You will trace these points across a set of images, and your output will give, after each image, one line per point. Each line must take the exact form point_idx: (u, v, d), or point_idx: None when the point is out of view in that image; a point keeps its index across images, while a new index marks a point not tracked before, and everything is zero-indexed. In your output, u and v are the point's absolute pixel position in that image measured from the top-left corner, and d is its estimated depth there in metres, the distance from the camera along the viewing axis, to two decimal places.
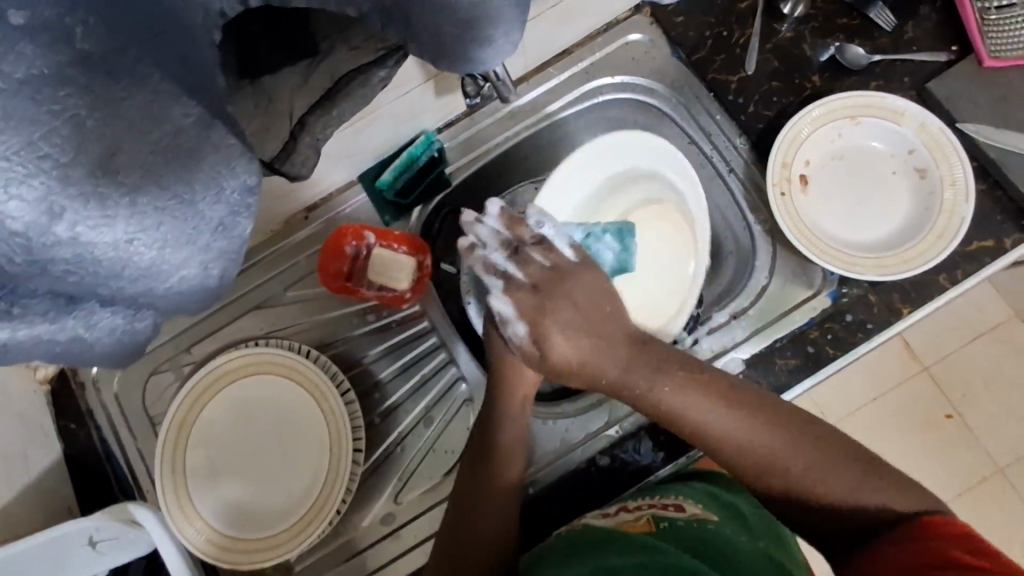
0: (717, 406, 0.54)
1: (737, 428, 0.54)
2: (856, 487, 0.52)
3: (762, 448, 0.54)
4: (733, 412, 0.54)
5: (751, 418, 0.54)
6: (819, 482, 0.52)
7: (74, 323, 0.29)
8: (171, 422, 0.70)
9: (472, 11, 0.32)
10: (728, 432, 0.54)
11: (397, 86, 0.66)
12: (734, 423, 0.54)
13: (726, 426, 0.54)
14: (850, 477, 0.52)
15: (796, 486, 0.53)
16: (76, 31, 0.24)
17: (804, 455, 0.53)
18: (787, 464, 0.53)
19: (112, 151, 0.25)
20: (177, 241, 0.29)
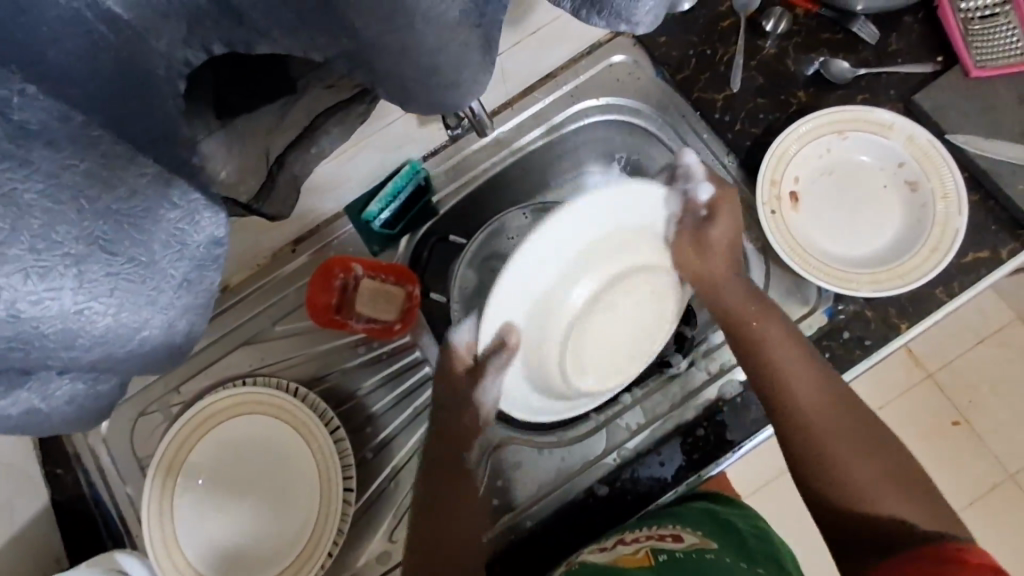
0: (807, 370, 0.65)
1: (813, 400, 0.64)
2: (898, 492, 0.59)
3: (834, 426, 0.63)
4: (818, 383, 0.65)
5: (832, 395, 0.64)
6: (870, 471, 0.60)
7: (27, 395, 0.27)
8: (159, 467, 0.69)
9: (435, 54, 0.32)
10: (808, 398, 0.64)
11: (377, 118, 0.65)
12: (818, 391, 0.64)
13: (808, 391, 0.64)
14: (893, 482, 0.59)
15: (849, 469, 0.60)
16: (12, 101, 0.23)
17: (866, 448, 0.61)
18: (848, 444, 0.61)
19: (50, 222, 0.24)
20: (134, 303, 0.28)
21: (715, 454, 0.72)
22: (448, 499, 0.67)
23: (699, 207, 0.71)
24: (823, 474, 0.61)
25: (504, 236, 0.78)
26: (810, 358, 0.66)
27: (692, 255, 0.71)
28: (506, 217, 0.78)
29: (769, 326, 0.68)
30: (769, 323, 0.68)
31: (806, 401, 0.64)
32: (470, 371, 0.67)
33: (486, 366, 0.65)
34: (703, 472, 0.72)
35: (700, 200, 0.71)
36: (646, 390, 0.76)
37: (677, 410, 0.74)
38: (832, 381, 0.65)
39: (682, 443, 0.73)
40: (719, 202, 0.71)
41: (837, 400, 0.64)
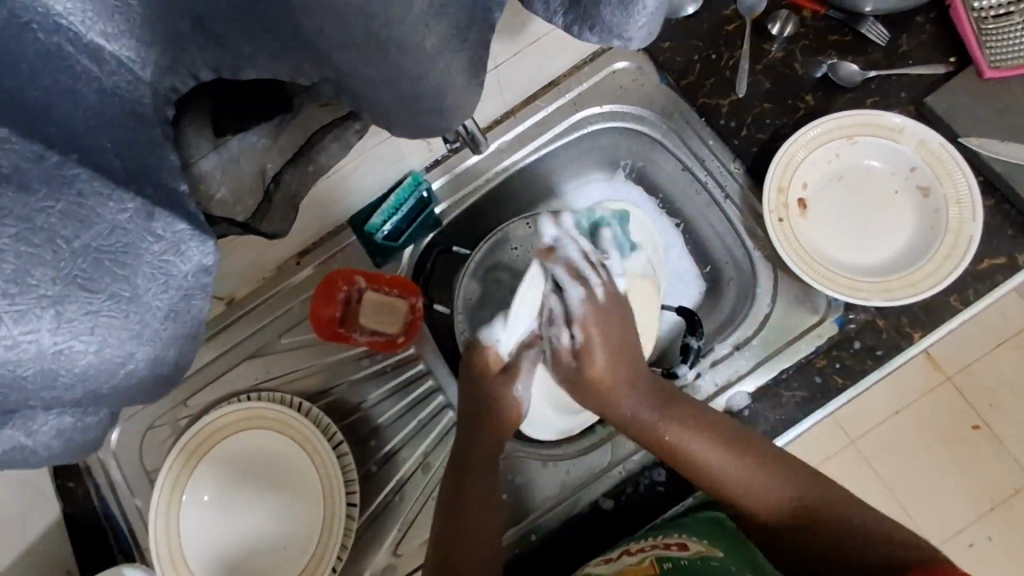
0: (727, 457, 0.63)
1: (746, 484, 0.63)
2: (854, 513, 0.60)
3: (773, 496, 0.62)
4: (739, 461, 0.63)
5: (758, 469, 0.63)
6: (823, 510, 0.61)
7: (13, 432, 0.28)
8: (164, 484, 0.69)
9: (420, 78, 0.31)
10: (739, 482, 0.63)
11: (376, 132, 0.64)
12: (744, 472, 0.63)
13: (737, 476, 0.63)
14: (843, 508, 0.61)
15: (805, 520, 0.61)
16: None
17: (806, 489, 0.62)
18: (795, 501, 0.62)
19: (24, 269, 0.24)
20: (119, 338, 0.27)
21: None
22: (467, 500, 0.66)
23: (575, 346, 0.69)
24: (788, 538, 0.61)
25: (508, 247, 0.80)
26: (723, 437, 0.64)
27: (585, 386, 0.69)
28: (509, 228, 0.79)
29: (680, 426, 0.65)
30: (679, 420, 0.65)
31: (738, 489, 0.63)
32: (503, 374, 0.69)
33: (519, 361, 0.69)
34: None
35: (568, 342, 0.69)
36: None
37: None
38: (750, 448, 0.63)
39: None
40: (594, 328, 0.67)
41: (763, 468, 0.63)
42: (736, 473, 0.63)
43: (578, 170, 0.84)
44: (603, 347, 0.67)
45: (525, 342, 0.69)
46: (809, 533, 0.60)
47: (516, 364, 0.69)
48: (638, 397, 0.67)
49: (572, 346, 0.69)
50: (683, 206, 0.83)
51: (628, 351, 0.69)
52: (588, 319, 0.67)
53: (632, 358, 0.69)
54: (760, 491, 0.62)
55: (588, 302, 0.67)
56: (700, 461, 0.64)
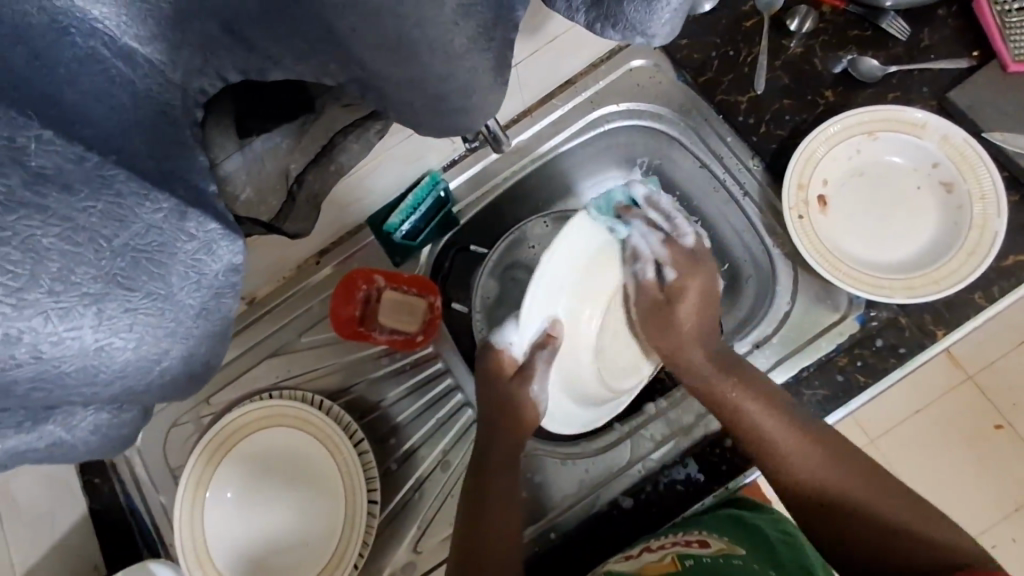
0: (784, 425, 0.64)
1: (798, 454, 0.64)
2: (900, 511, 0.59)
3: (820, 475, 0.63)
4: (796, 433, 0.64)
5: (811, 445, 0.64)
6: (865, 502, 0.61)
7: (53, 428, 0.28)
8: (189, 481, 0.70)
9: (446, 79, 0.31)
10: (791, 451, 0.64)
11: (398, 131, 0.65)
12: (797, 444, 0.64)
13: (791, 448, 0.64)
14: (890, 504, 0.60)
15: (848, 507, 0.61)
16: (29, 148, 0.24)
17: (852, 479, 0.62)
18: (840, 487, 0.62)
19: (67, 267, 0.24)
20: (154, 335, 0.28)
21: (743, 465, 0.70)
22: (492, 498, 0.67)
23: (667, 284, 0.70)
24: (824, 521, 0.61)
25: (525, 245, 0.81)
26: (782, 408, 0.66)
27: (661, 335, 0.71)
28: (526, 227, 0.80)
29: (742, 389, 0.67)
30: (741, 385, 0.67)
31: (789, 458, 0.64)
32: (519, 376, 0.69)
33: (532, 362, 0.69)
34: (733, 483, 0.70)
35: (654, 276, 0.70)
36: (670, 400, 0.76)
37: (702, 420, 0.74)
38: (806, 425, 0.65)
39: (709, 455, 0.71)
40: (685, 275, 0.69)
41: (815, 447, 0.64)
42: (790, 441, 0.64)
43: (595, 168, 0.85)
44: (692, 298, 0.69)
45: (537, 342, 0.69)
46: (849, 518, 0.60)
47: (529, 364, 0.69)
48: (705, 358, 0.69)
49: (659, 283, 0.71)
50: (701, 204, 0.83)
51: (710, 314, 0.71)
52: (676, 257, 0.69)
53: (706, 323, 0.71)
54: (808, 464, 0.63)
55: (669, 244, 0.69)
56: (756, 427, 0.65)
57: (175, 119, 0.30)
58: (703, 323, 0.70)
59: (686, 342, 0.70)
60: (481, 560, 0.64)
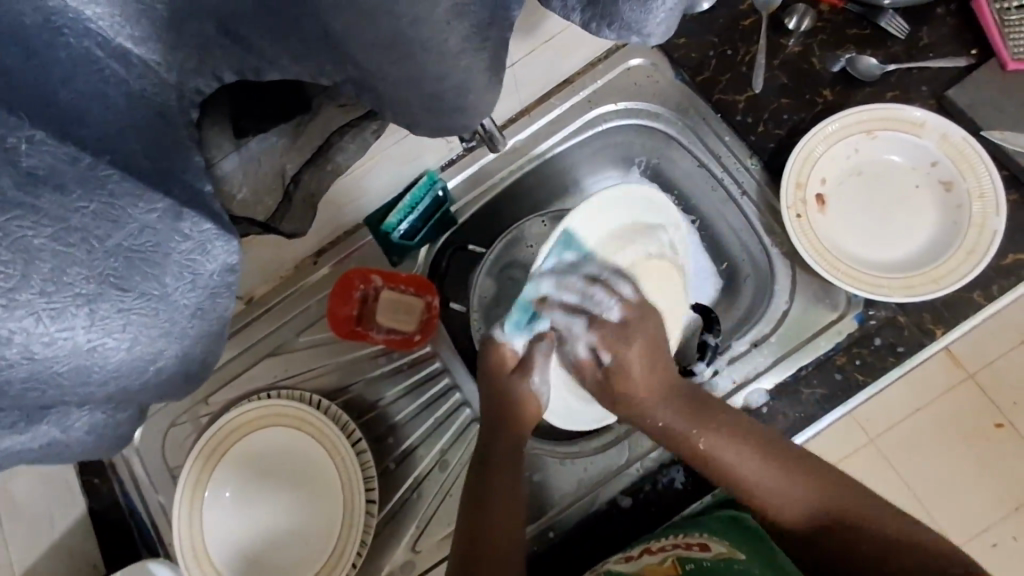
0: (756, 464, 0.64)
1: (774, 490, 0.63)
2: (890, 523, 0.59)
3: (803, 503, 0.63)
4: (770, 474, 0.64)
5: (786, 475, 0.63)
6: (857, 518, 0.61)
7: (49, 427, 0.28)
8: (187, 481, 0.70)
9: (442, 78, 0.31)
10: (767, 487, 0.63)
11: (395, 130, 0.65)
12: (770, 479, 0.63)
13: (766, 488, 0.63)
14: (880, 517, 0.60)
15: (842, 528, 0.61)
16: (20, 149, 0.24)
17: (838, 496, 0.62)
18: (829, 509, 0.62)
19: (59, 267, 0.25)
20: (148, 336, 0.28)
21: None
22: (491, 498, 0.67)
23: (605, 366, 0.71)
24: (820, 541, 0.61)
25: (523, 244, 0.81)
26: (750, 442, 0.65)
27: (612, 401, 0.71)
28: (525, 225, 0.80)
29: (708, 432, 0.66)
30: (707, 428, 0.66)
31: (767, 497, 0.63)
32: (519, 369, 0.70)
33: (531, 354, 0.70)
34: None
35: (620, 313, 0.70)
36: None
37: None
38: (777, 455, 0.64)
39: None
40: (615, 348, 0.69)
41: (790, 477, 0.63)
42: (764, 481, 0.63)
43: (593, 167, 0.85)
44: (635, 363, 0.69)
45: (538, 333, 0.70)
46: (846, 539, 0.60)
47: (529, 358, 0.70)
48: (665, 407, 0.68)
49: (594, 361, 0.71)
50: (700, 203, 0.83)
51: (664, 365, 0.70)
52: (606, 331, 0.69)
53: (663, 365, 0.70)
54: (789, 502, 0.63)
55: (624, 305, 0.70)
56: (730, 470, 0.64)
57: (171, 118, 0.30)
58: (657, 375, 0.69)
59: (640, 401, 0.69)
60: (480, 559, 0.63)
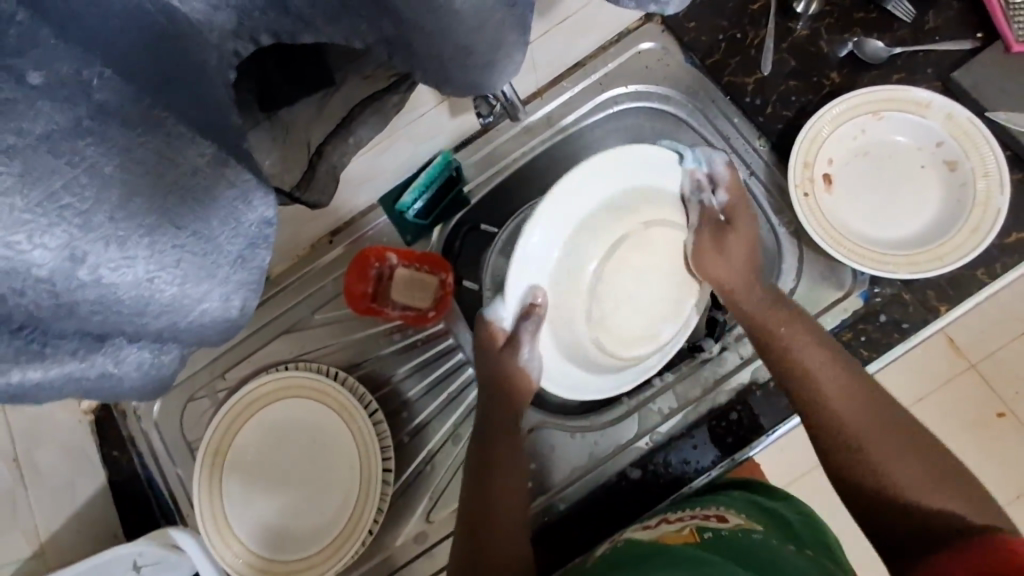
0: (829, 363, 0.65)
1: (836, 389, 0.63)
2: (911, 473, 0.57)
3: (851, 413, 0.62)
4: (840, 376, 0.64)
5: (852, 380, 0.64)
6: (889, 453, 0.58)
7: (103, 359, 0.30)
8: (207, 449, 0.72)
9: (472, 35, 0.33)
10: (833, 385, 0.63)
11: (411, 109, 0.66)
12: (838, 379, 0.64)
13: (830, 386, 0.63)
14: (910, 462, 0.57)
15: (863, 451, 0.60)
16: (92, 83, 0.25)
17: (876, 426, 0.61)
18: (863, 429, 0.61)
19: (125, 197, 0.26)
20: (196, 276, 0.30)
21: (748, 437, 0.73)
22: (494, 468, 0.68)
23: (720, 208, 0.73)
24: (841, 462, 0.60)
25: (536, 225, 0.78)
26: (827, 346, 0.66)
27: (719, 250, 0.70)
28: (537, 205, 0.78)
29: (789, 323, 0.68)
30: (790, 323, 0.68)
31: (827, 396, 0.63)
32: (508, 345, 0.68)
33: (519, 331, 0.66)
34: (738, 455, 0.73)
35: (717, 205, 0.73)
36: (677, 375, 0.77)
37: (710, 394, 0.75)
38: (852, 367, 0.65)
39: (715, 428, 0.73)
40: (733, 202, 0.73)
41: (854, 383, 0.64)
42: (829, 376, 0.64)
43: None
44: (742, 225, 0.72)
45: (522, 311, 0.65)
46: (858, 466, 0.59)
47: (516, 334, 0.67)
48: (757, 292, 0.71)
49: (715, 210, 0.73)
50: None
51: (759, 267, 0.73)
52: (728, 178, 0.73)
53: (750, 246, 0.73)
54: (846, 400, 0.62)
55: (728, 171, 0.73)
56: (799, 361, 0.65)
57: None
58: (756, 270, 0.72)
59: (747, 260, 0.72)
60: (489, 529, 0.65)
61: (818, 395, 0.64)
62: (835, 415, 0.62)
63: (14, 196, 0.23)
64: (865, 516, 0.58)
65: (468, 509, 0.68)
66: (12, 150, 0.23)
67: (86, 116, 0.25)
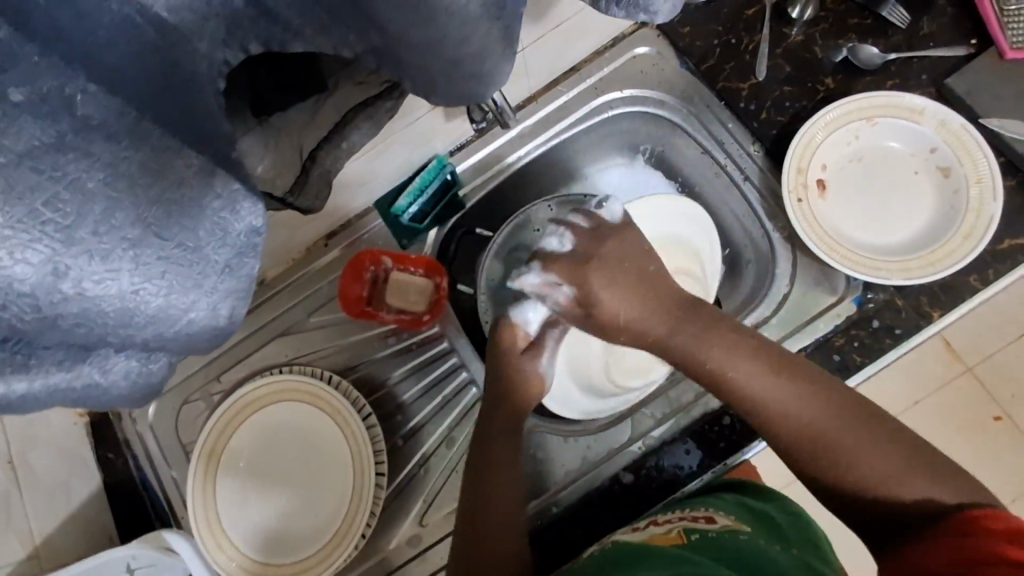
0: (771, 376, 0.60)
1: (787, 402, 0.59)
2: (887, 467, 0.55)
3: (813, 422, 0.58)
4: (784, 383, 0.59)
5: (798, 385, 0.59)
6: (855, 451, 0.56)
7: (90, 369, 0.30)
8: (202, 452, 0.72)
9: (460, 47, 0.33)
10: (779, 398, 0.59)
11: (407, 113, 0.67)
12: (784, 390, 0.59)
13: (777, 400, 0.59)
14: (883, 454, 0.56)
15: (833, 458, 0.57)
16: (76, 99, 0.25)
17: (837, 424, 0.58)
18: (830, 434, 0.57)
19: (108, 211, 0.26)
20: (182, 287, 0.30)
21: (742, 442, 0.73)
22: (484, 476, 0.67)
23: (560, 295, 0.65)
24: (809, 471, 0.58)
25: (530, 227, 0.80)
26: (763, 353, 0.61)
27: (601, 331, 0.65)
28: (531, 211, 0.79)
29: (720, 344, 0.61)
30: (721, 336, 0.61)
31: (782, 415, 0.59)
32: (531, 349, 0.71)
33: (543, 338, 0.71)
34: (731, 459, 0.73)
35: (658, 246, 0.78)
36: (670, 380, 0.77)
37: (703, 399, 0.75)
38: (793, 367, 0.60)
39: (707, 432, 0.73)
40: (591, 253, 0.65)
41: (804, 385, 0.59)
42: (773, 392, 0.59)
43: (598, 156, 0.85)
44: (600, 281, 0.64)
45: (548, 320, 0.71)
46: (832, 473, 0.57)
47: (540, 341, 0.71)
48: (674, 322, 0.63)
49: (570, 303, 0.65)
50: (703, 189, 0.84)
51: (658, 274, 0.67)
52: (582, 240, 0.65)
53: (636, 268, 0.64)
54: (799, 411, 0.58)
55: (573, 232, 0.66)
56: (739, 381, 0.60)
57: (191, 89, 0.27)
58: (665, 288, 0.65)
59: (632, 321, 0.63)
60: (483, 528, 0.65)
61: (766, 414, 0.59)
62: (793, 429, 0.58)
63: None
64: (850, 513, 0.57)
65: (465, 510, 0.67)
66: None
67: (70, 131, 0.25)
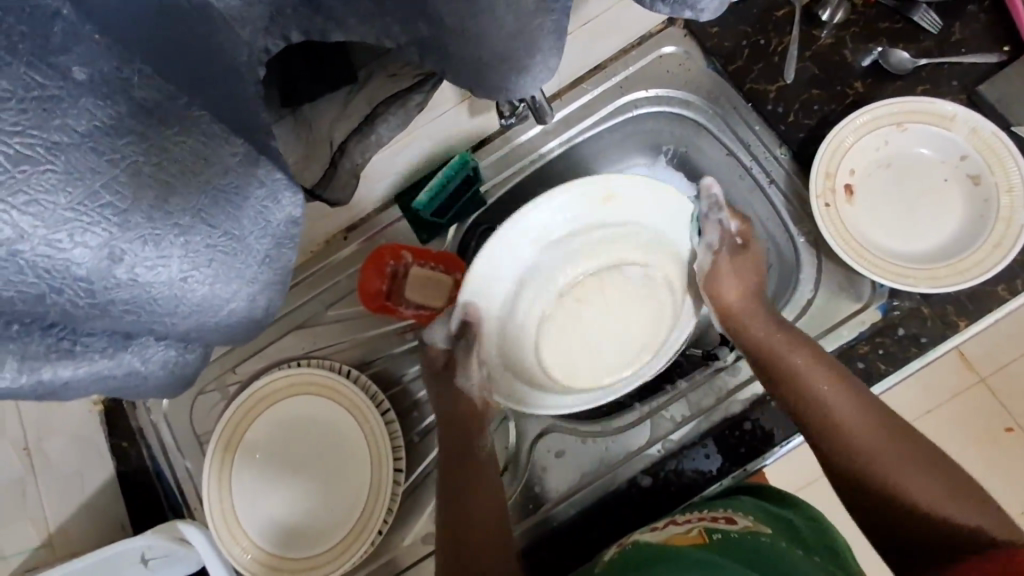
0: (834, 383, 0.64)
1: (840, 400, 0.63)
2: (923, 488, 0.57)
3: (864, 430, 0.61)
4: (845, 397, 0.63)
5: (859, 398, 0.63)
6: (897, 468, 0.59)
7: (130, 357, 0.29)
8: (218, 441, 0.72)
9: (510, 41, 0.32)
10: (840, 408, 0.63)
11: (431, 109, 0.65)
12: (843, 396, 0.63)
13: (838, 407, 0.63)
14: (925, 475, 0.58)
15: (876, 471, 0.59)
16: (133, 80, 0.25)
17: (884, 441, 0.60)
18: (877, 448, 0.60)
19: (163, 198, 0.26)
20: (225, 275, 0.29)
21: (762, 448, 0.72)
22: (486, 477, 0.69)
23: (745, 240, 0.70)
24: (848, 473, 0.61)
25: None
26: (823, 357, 0.66)
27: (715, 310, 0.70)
28: None
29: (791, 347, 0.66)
30: (795, 343, 0.67)
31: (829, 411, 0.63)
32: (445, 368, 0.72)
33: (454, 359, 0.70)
34: (751, 465, 0.72)
35: (732, 228, 0.70)
36: (690, 384, 0.77)
37: (723, 404, 0.75)
38: (852, 382, 0.64)
39: (728, 436, 0.73)
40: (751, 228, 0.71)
41: (867, 398, 0.63)
42: (835, 398, 0.63)
43: (620, 156, 0.84)
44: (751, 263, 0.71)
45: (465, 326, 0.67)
46: (875, 484, 0.59)
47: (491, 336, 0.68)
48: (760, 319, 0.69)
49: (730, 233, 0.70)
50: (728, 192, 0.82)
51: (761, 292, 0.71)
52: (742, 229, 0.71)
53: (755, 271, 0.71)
54: (852, 419, 0.62)
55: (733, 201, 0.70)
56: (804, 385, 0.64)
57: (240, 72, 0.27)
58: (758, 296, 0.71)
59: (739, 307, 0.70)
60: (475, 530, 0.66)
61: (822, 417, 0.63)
62: (845, 436, 0.62)
63: (59, 194, 0.23)
64: (885, 530, 0.58)
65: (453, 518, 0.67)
66: (58, 146, 0.23)
67: (127, 115, 0.25)
